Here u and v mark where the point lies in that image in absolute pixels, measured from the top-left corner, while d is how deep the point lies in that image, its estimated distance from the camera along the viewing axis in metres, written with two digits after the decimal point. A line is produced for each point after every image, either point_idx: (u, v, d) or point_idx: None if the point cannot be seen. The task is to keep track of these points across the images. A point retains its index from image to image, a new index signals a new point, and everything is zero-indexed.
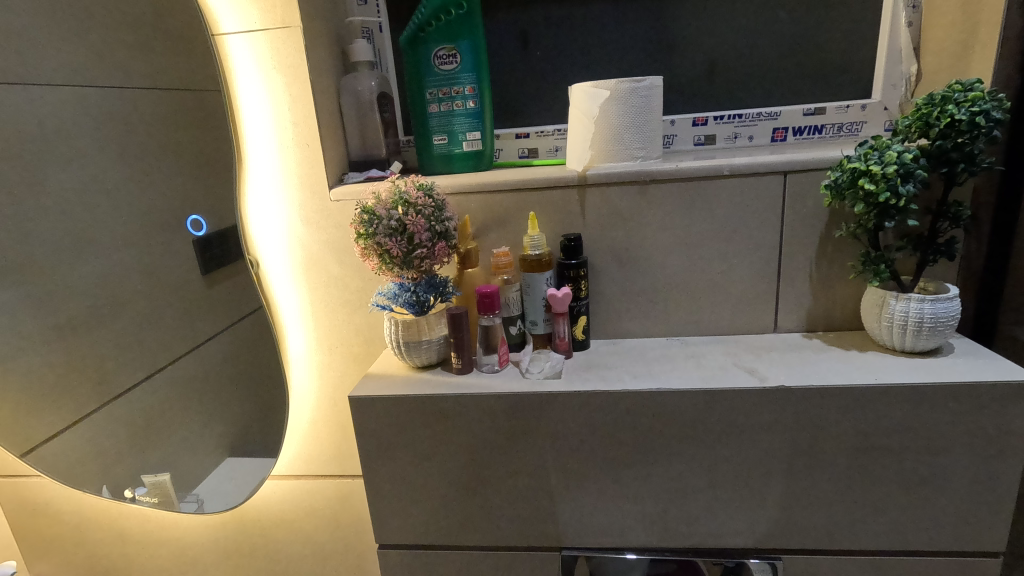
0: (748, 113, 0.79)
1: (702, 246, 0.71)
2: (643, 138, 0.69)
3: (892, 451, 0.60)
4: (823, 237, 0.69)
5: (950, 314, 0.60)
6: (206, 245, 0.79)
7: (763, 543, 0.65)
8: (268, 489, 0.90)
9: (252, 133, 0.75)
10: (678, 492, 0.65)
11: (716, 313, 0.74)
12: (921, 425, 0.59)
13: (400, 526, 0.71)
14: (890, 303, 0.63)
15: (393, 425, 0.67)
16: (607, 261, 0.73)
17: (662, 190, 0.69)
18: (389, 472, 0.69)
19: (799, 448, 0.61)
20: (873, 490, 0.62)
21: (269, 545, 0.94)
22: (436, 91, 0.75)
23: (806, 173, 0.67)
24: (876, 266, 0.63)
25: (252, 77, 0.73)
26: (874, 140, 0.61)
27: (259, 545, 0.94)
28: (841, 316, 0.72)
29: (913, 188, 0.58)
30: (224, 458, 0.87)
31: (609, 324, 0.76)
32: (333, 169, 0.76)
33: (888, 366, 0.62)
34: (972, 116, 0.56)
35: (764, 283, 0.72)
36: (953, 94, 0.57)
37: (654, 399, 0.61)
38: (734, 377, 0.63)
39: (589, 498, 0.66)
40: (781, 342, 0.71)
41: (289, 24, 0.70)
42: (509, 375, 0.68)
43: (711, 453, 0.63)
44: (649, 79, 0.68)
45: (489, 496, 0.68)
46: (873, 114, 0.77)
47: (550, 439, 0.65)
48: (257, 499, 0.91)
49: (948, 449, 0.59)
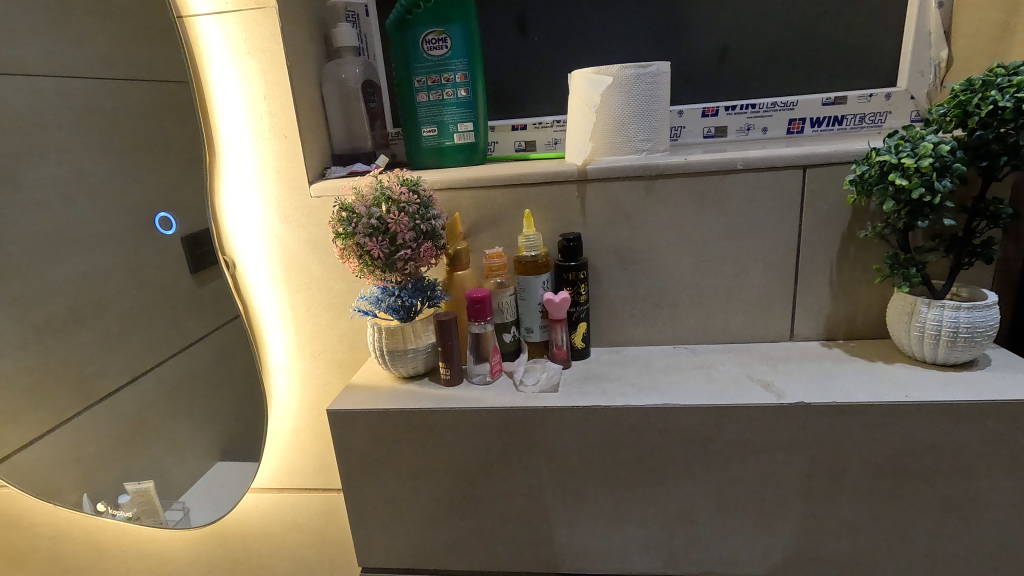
0: (761, 103, 0.73)
1: (713, 247, 0.65)
2: (649, 129, 0.64)
3: (922, 475, 0.54)
4: (845, 237, 0.63)
5: (988, 323, 0.55)
6: (190, 243, 0.74)
7: (778, 572, 0.60)
8: (249, 502, 0.85)
9: (225, 124, 0.70)
10: (685, 516, 0.59)
11: (728, 319, 0.68)
12: (957, 446, 0.53)
13: (385, 548, 0.66)
14: (921, 310, 0.57)
15: (375, 440, 0.61)
16: (609, 263, 0.67)
17: (670, 186, 0.63)
18: (371, 490, 0.64)
19: (819, 470, 0.56)
20: (900, 517, 0.56)
21: (253, 560, 0.89)
22: (424, 78, 0.70)
23: (828, 167, 0.61)
24: (905, 269, 0.57)
25: (225, 63, 0.67)
26: (906, 130, 0.54)
27: (242, 560, 0.89)
28: (863, 323, 0.66)
29: (950, 184, 0.52)
30: (213, 463, 0.81)
31: (611, 330, 0.70)
32: (314, 163, 0.71)
33: (919, 380, 0.56)
34: (1018, 103, 0.49)
35: (780, 287, 0.66)
36: (995, 78, 0.51)
37: (660, 415, 0.56)
38: (748, 391, 0.57)
39: (588, 522, 0.61)
40: (798, 352, 0.65)
41: (263, 5, 0.64)
42: (501, 387, 0.62)
43: (722, 474, 0.57)
44: (655, 65, 0.63)
45: (480, 517, 0.62)
46: (898, 103, 0.71)
47: (545, 456, 0.59)
48: (238, 512, 0.86)
49: (985, 474, 0.54)
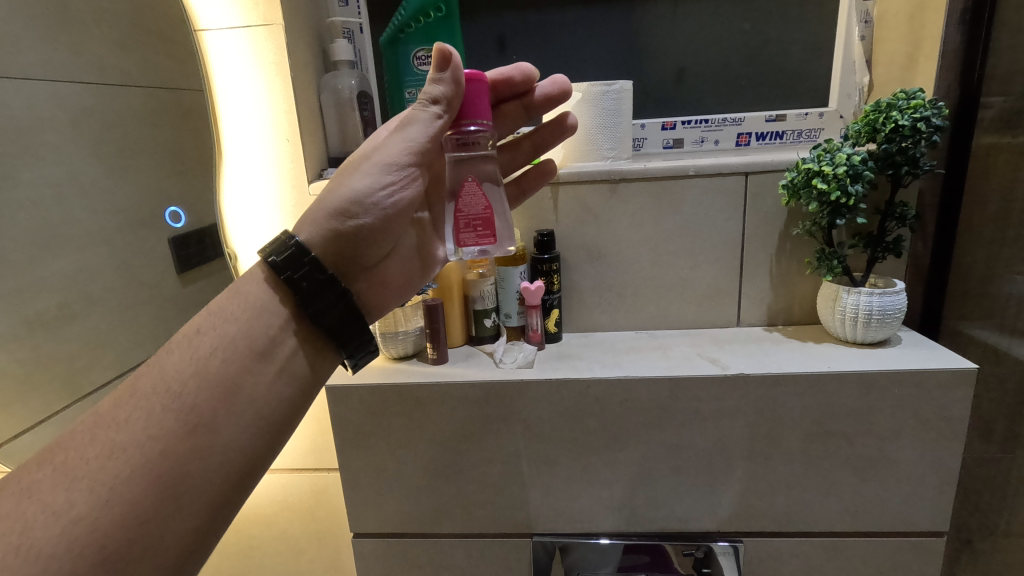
0: (713, 118, 0.83)
1: (671, 243, 0.74)
2: (614, 139, 0.73)
3: (843, 436, 0.64)
4: (782, 234, 0.73)
5: (897, 307, 0.64)
6: (179, 243, 0.79)
7: (724, 527, 0.68)
8: (267, 484, 0.88)
9: (234, 132, 0.77)
10: (644, 477, 0.67)
11: (684, 307, 0.77)
12: (871, 411, 0.62)
13: (376, 515, 0.72)
14: (842, 296, 0.67)
15: (367, 413, 0.68)
16: (578, 256, 0.76)
17: (632, 188, 0.72)
18: (363, 460, 0.70)
19: (758, 434, 0.64)
20: (826, 475, 0.65)
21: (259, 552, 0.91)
22: (414, 91, 0.77)
23: (767, 173, 0.70)
24: (829, 262, 0.67)
25: (235, 76, 0.75)
26: (827, 143, 0.64)
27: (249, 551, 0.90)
28: (799, 310, 0.76)
29: (861, 188, 0.62)
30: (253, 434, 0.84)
31: (581, 317, 0.78)
32: (313, 165, 0.79)
33: (841, 356, 0.65)
34: (914, 122, 0.60)
35: (729, 278, 0.75)
36: (897, 101, 0.61)
37: (622, 386, 0.64)
38: (696, 365, 0.66)
39: (559, 484, 0.68)
40: (742, 335, 0.74)
41: (272, 22, 0.73)
42: (483, 364, 0.70)
43: (676, 439, 0.65)
44: (620, 84, 0.72)
45: (463, 482, 0.69)
46: (830, 122, 0.81)
47: (521, 425, 0.67)
48: (257, 497, 0.88)
49: (893, 436, 0.63)
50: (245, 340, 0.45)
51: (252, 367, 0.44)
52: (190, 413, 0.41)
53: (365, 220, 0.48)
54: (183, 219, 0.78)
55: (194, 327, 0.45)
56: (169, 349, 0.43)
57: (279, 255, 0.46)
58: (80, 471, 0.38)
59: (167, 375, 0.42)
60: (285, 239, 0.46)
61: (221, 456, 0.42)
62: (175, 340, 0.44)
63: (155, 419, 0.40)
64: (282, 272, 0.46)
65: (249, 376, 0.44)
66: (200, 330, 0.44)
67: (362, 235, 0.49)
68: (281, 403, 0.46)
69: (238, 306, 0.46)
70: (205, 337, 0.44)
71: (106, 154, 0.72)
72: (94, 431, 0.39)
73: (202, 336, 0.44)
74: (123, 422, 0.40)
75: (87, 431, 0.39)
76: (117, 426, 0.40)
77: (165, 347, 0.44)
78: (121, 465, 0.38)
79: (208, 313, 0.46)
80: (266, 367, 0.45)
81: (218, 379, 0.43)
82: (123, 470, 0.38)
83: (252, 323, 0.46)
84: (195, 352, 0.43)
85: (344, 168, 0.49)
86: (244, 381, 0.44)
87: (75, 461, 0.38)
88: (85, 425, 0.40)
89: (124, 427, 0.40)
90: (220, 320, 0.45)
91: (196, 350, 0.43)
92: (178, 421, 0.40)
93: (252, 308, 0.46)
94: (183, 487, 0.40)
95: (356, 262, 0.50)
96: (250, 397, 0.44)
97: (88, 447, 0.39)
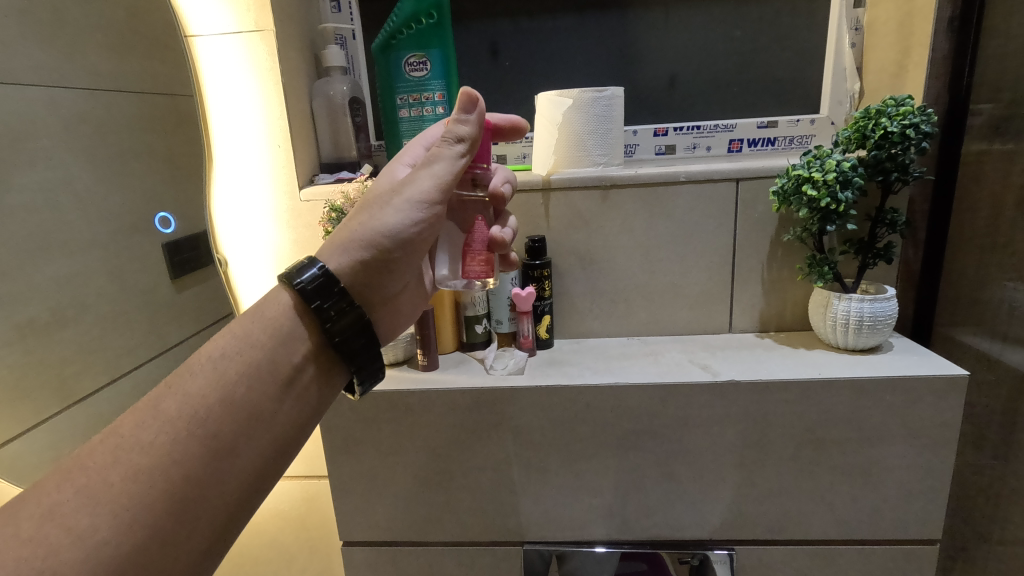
0: (705, 124, 0.83)
1: (663, 249, 0.74)
2: (605, 146, 0.73)
3: (836, 443, 0.63)
4: (773, 241, 0.73)
5: (888, 313, 0.64)
6: (171, 249, 0.79)
7: (717, 535, 0.68)
8: None
9: (225, 137, 0.78)
10: (636, 485, 0.67)
11: (675, 313, 0.77)
12: (863, 418, 0.62)
13: (367, 523, 0.71)
14: (834, 302, 0.66)
15: (358, 419, 0.67)
16: (570, 263, 0.76)
17: (623, 194, 0.72)
18: (354, 468, 0.69)
19: (750, 440, 0.64)
20: (819, 482, 0.65)
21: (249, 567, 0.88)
22: (406, 96, 0.77)
23: (757, 180, 0.71)
24: (820, 268, 0.67)
25: (226, 82, 0.76)
26: (817, 150, 0.64)
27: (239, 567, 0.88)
28: (791, 316, 0.76)
29: (851, 195, 0.61)
30: None
31: (572, 324, 0.78)
32: (304, 171, 0.79)
33: (832, 362, 0.65)
34: (903, 129, 0.60)
35: (720, 284, 0.75)
36: (886, 108, 0.61)
37: (613, 392, 0.64)
38: (687, 372, 0.65)
39: (550, 491, 0.68)
40: (734, 342, 0.74)
41: (263, 28, 0.73)
42: (473, 371, 0.70)
43: (668, 446, 0.65)
44: (610, 90, 0.71)
45: (454, 489, 0.69)
46: (821, 128, 0.82)
47: (512, 432, 0.66)
48: None
49: (886, 443, 0.63)
50: (271, 366, 0.43)
51: (278, 394, 0.43)
52: (213, 438, 0.39)
53: (394, 255, 0.48)
54: (173, 224, 0.78)
55: (218, 349, 0.42)
56: (194, 370, 0.41)
57: (310, 282, 0.44)
58: (98, 494, 0.36)
59: (190, 397, 0.40)
60: (314, 266, 0.45)
61: (239, 480, 0.40)
62: (198, 360, 0.42)
63: (181, 445, 0.38)
64: (311, 300, 0.44)
65: (274, 403, 0.43)
66: (226, 352, 0.42)
67: (389, 271, 0.49)
68: (300, 429, 0.44)
69: (262, 329, 0.44)
70: (231, 359, 0.42)
71: (100, 159, 0.72)
72: (114, 453, 0.37)
73: (228, 359, 0.42)
74: (145, 445, 0.38)
75: (107, 451, 0.37)
76: (142, 449, 0.37)
77: (188, 367, 0.41)
78: (144, 491, 0.36)
79: (235, 335, 0.43)
80: (290, 394, 0.44)
81: (242, 405, 0.41)
82: (146, 497, 0.36)
83: (277, 348, 0.44)
84: (222, 377, 0.41)
85: (368, 203, 0.49)
86: (269, 408, 0.42)
87: (91, 483, 0.36)
88: (97, 445, 0.38)
89: (146, 450, 0.38)
90: (247, 343, 0.43)
91: (224, 374, 0.41)
92: (201, 446, 0.39)
93: (278, 332, 0.44)
94: (201, 513, 0.38)
95: (380, 296, 0.49)
96: (272, 424, 0.42)
97: (109, 469, 0.36)
